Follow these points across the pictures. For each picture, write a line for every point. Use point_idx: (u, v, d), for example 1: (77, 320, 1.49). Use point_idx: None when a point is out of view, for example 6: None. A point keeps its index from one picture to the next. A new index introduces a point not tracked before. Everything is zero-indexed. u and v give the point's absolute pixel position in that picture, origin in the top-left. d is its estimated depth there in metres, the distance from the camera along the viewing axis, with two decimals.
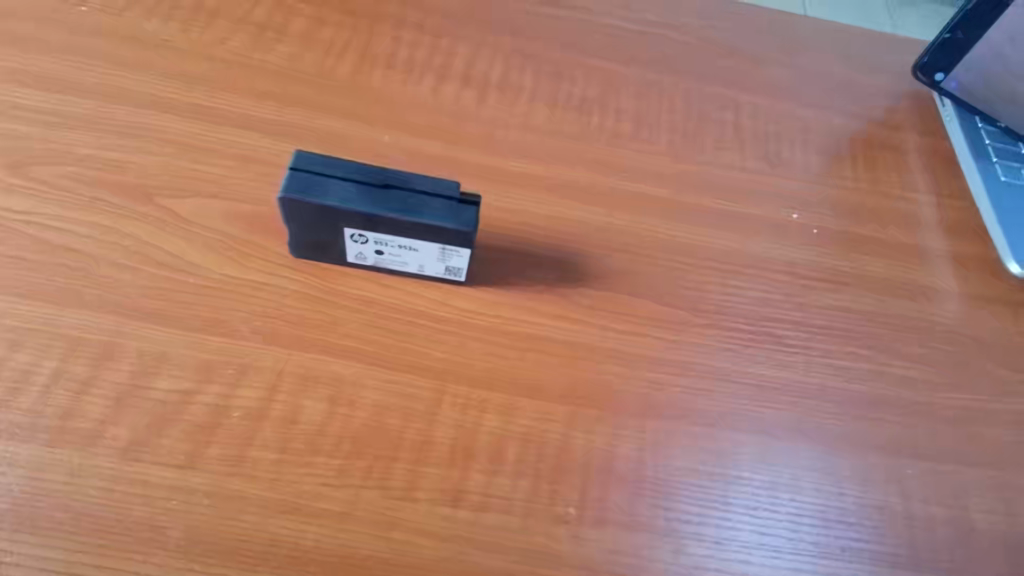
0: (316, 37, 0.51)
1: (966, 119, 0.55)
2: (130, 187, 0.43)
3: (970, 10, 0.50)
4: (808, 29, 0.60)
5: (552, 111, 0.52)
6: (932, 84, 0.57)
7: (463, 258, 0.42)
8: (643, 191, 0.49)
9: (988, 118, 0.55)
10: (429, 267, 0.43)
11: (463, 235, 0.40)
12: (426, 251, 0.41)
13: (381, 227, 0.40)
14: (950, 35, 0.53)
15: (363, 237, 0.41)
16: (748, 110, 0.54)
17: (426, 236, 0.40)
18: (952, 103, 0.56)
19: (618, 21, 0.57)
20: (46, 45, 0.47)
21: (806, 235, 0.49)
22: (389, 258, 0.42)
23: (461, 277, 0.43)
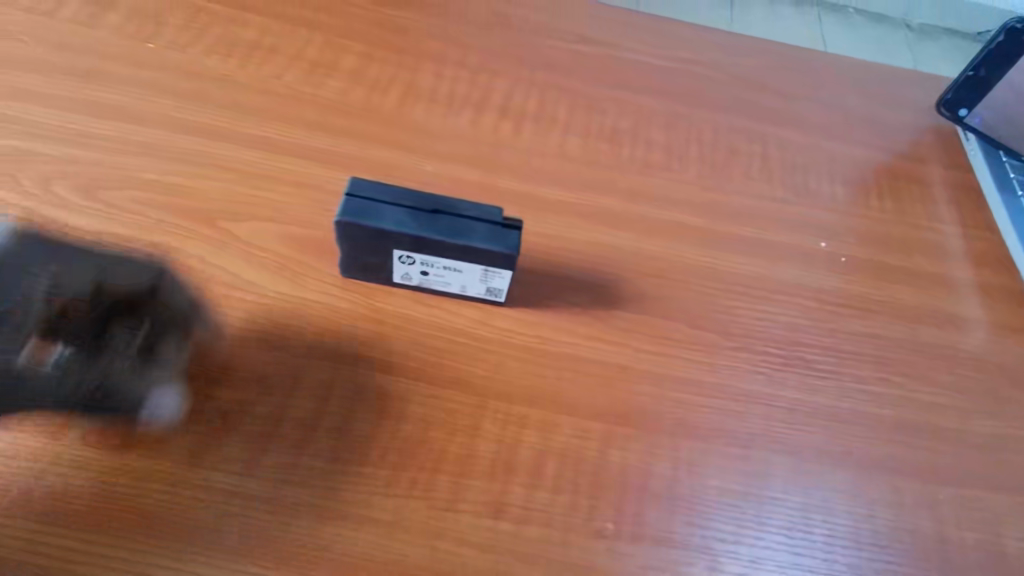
0: (364, 72, 0.54)
1: (989, 153, 0.57)
2: (192, 210, 0.46)
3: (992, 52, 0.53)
4: (833, 66, 0.62)
5: (587, 142, 0.54)
6: (956, 120, 0.59)
7: (505, 279, 0.44)
8: (675, 220, 0.51)
9: (1013, 153, 0.56)
10: (471, 288, 0.45)
11: (506, 258, 0.42)
12: (470, 272, 0.43)
13: (429, 249, 0.42)
14: (973, 73, 0.55)
15: (411, 258, 0.43)
16: (775, 142, 0.56)
17: (470, 257, 0.42)
18: (976, 138, 0.58)
19: (650, 58, 0.60)
20: (117, 79, 0.50)
21: (833, 264, 0.51)
22: (434, 279, 0.44)
23: (501, 297, 0.45)
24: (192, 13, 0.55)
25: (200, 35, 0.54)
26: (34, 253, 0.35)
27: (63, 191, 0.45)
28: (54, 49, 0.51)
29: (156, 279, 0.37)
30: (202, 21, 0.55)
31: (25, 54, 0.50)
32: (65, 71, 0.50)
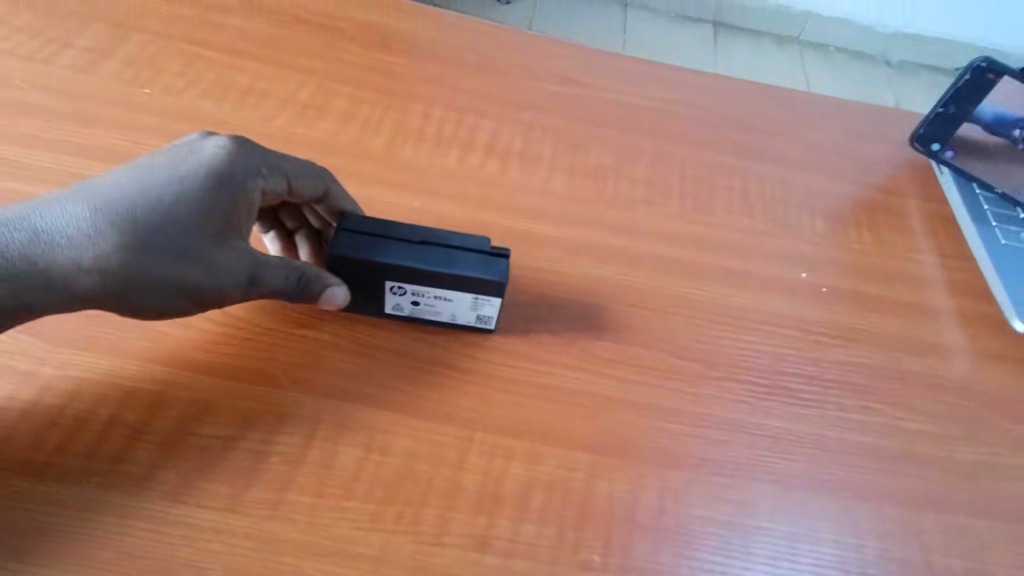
0: (353, 113, 0.56)
1: (964, 184, 0.58)
2: None
3: (958, 90, 0.54)
4: (811, 103, 0.64)
5: (571, 178, 0.55)
6: (929, 154, 0.60)
7: (495, 308, 0.44)
8: (658, 252, 0.52)
9: (985, 186, 0.57)
10: (461, 317, 0.45)
11: (495, 287, 0.43)
12: (460, 302, 0.44)
13: (418, 280, 0.43)
14: (942, 109, 0.56)
15: (402, 289, 0.44)
16: (756, 177, 0.58)
17: (459, 287, 0.43)
18: (950, 170, 0.59)
19: (633, 97, 0.61)
20: (114, 123, 0.51)
21: (815, 294, 0.52)
22: (425, 309, 0.45)
23: (491, 326, 0.46)
24: (187, 59, 0.56)
25: (194, 81, 0.55)
26: (247, 160, 0.43)
27: None
28: (52, 95, 0.52)
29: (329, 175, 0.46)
30: (198, 68, 0.56)
31: (24, 99, 0.51)
32: (61, 116, 0.51)
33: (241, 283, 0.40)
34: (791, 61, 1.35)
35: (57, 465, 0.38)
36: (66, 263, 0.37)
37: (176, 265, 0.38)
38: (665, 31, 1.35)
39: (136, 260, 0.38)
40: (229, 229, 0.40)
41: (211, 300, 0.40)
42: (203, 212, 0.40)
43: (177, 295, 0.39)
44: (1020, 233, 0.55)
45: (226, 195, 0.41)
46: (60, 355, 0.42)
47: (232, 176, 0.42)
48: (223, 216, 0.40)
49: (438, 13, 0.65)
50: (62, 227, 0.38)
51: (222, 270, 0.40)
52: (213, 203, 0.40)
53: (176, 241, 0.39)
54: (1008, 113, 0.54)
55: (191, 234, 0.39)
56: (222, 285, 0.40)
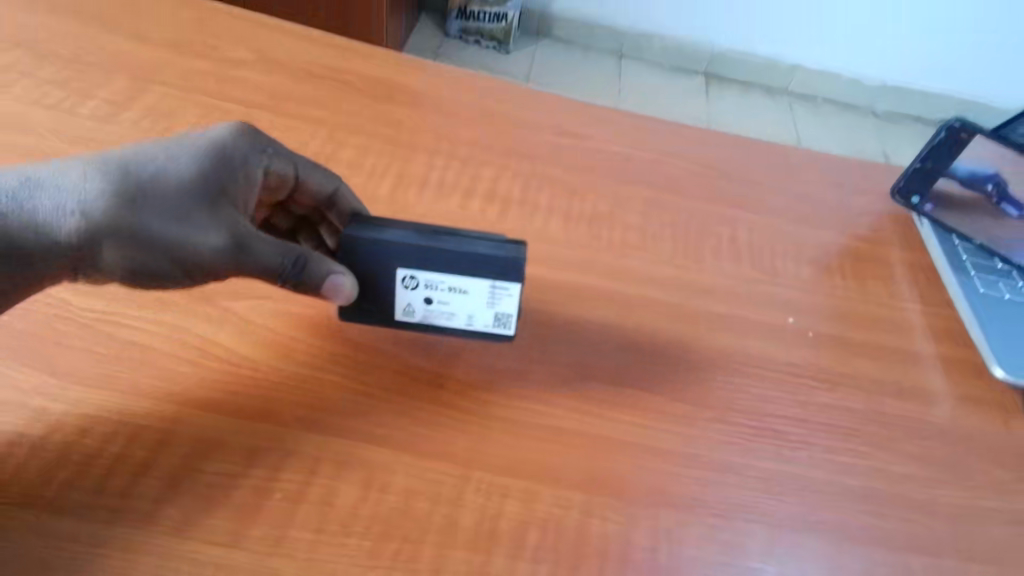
0: (359, 160, 0.58)
1: (943, 235, 0.60)
2: (194, 292, 0.49)
3: (933, 148, 0.58)
4: (798, 157, 0.67)
5: (568, 225, 0.57)
6: (910, 206, 0.63)
7: (511, 299, 0.47)
8: (651, 297, 0.54)
9: (965, 236, 0.60)
10: (479, 318, 0.49)
11: (508, 266, 0.46)
12: (475, 293, 0.47)
13: (431, 265, 0.46)
14: (920, 164, 0.60)
15: (415, 280, 0.47)
16: (746, 225, 0.60)
17: (472, 272, 0.46)
18: (930, 222, 0.61)
19: (628, 148, 0.64)
20: None
21: (802, 339, 0.53)
22: (439, 306, 0.48)
23: (511, 330, 0.49)
24: (200, 108, 0.59)
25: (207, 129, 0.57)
26: (250, 144, 0.46)
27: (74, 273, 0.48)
28: (70, 140, 0.54)
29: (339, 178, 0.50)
30: (211, 117, 0.58)
31: (43, 145, 0.53)
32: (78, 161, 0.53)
33: (227, 252, 0.42)
34: (775, 109, 1.64)
35: (64, 501, 0.39)
36: (55, 209, 0.40)
37: (164, 219, 0.41)
38: (666, 87, 1.63)
39: (124, 211, 0.40)
40: (221, 197, 0.43)
41: (195, 263, 0.42)
42: (198, 177, 0.42)
43: (163, 251, 0.41)
44: (998, 282, 0.57)
45: (223, 168, 0.43)
46: (71, 393, 0.43)
47: (232, 154, 0.45)
48: (218, 182, 0.43)
49: (441, 68, 0.68)
50: (61, 174, 0.40)
51: (209, 232, 0.41)
52: (210, 173, 0.43)
53: (167, 199, 0.41)
54: (981, 170, 0.57)
55: (183, 196, 0.41)
56: (206, 246, 0.41)
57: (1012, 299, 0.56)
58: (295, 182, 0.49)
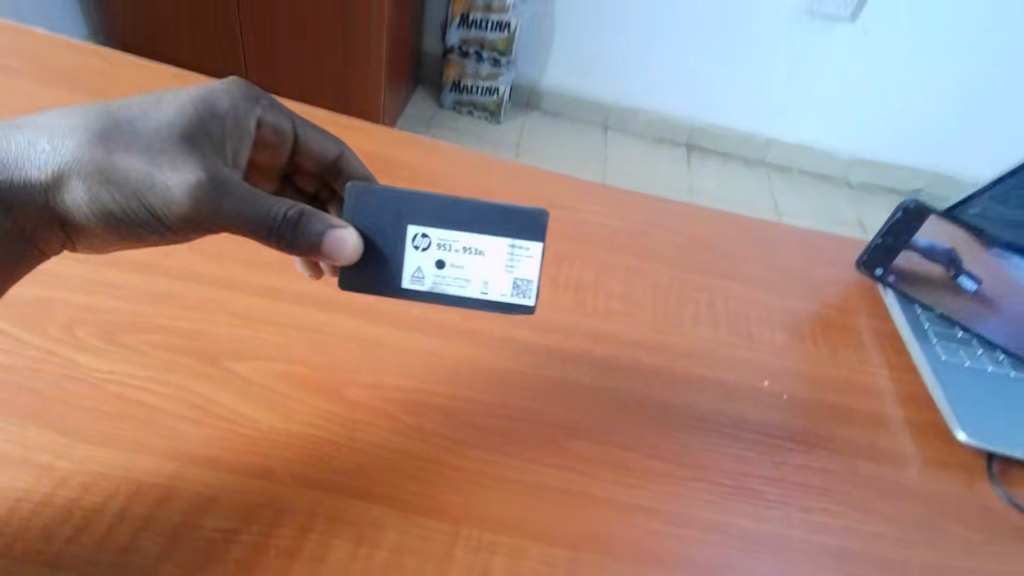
0: None
1: (906, 305, 0.63)
2: (201, 354, 0.51)
3: (896, 224, 0.63)
4: (772, 228, 0.71)
5: (554, 291, 0.60)
6: (873, 278, 0.66)
7: (531, 260, 0.47)
8: (633, 360, 0.57)
9: (926, 306, 0.63)
10: (497, 285, 0.48)
11: (529, 223, 0.46)
12: (493, 254, 0.47)
13: (446, 220, 0.46)
14: (881, 240, 0.64)
15: (428, 239, 0.47)
16: (722, 292, 0.63)
17: (492, 228, 0.47)
18: (895, 292, 0.64)
19: (611, 218, 0.68)
20: None
21: (775, 401, 0.56)
22: (451, 274, 0.48)
23: (531, 302, 0.48)
24: None
25: None
26: (236, 103, 0.52)
27: (85, 334, 0.50)
28: None
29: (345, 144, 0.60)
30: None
31: None
32: None
33: (201, 184, 0.44)
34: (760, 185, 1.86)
35: (66, 557, 0.40)
36: (45, 150, 0.45)
37: (145, 152, 0.45)
38: (649, 157, 1.86)
39: (102, 144, 0.45)
40: (200, 137, 0.47)
41: (160, 200, 0.44)
42: (188, 121, 0.47)
43: (142, 179, 0.44)
44: (958, 348, 0.60)
45: (208, 117, 0.49)
46: (78, 450, 0.45)
47: (217, 106, 0.50)
48: (206, 129, 0.48)
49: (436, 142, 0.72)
50: (56, 118, 0.46)
51: (177, 162, 0.45)
52: (191, 116, 0.48)
53: (151, 135, 0.45)
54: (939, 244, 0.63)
55: (160, 135, 0.46)
56: (178, 178, 0.44)
57: (971, 366, 0.59)
58: (302, 143, 0.59)
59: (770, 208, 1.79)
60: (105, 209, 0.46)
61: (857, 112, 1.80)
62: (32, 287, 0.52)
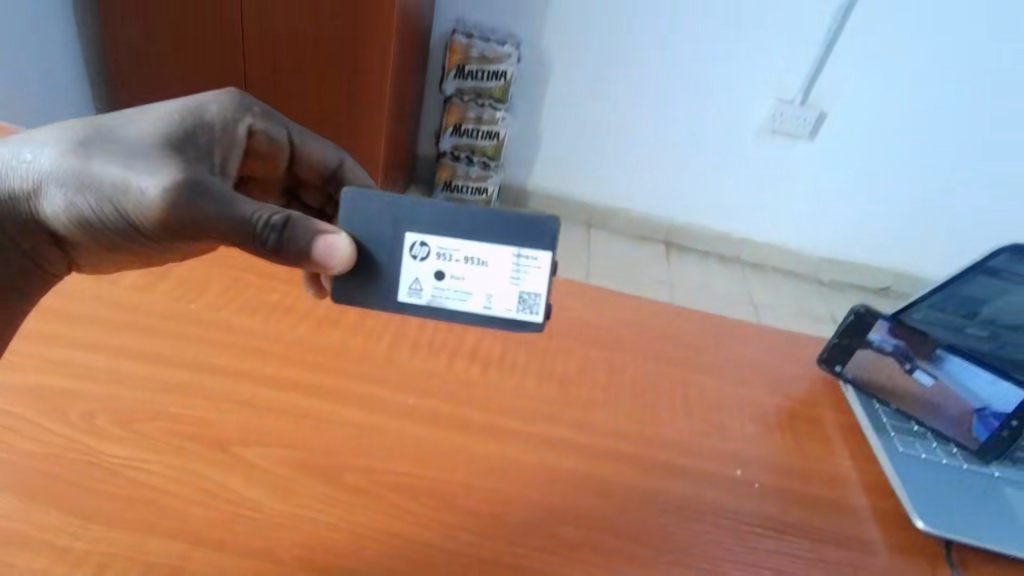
0: (363, 324, 0.65)
1: (865, 401, 0.68)
2: (211, 440, 0.52)
3: (858, 320, 0.68)
4: (745, 329, 0.76)
5: (543, 384, 0.64)
6: (834, 373, 0.71)
7: (539, 270, 0.51)
8: (619, 448, 0.59)
9: (883, 401, 0.68)
10: (503, 299, 0.52)
11: (533, 233, 0.51)
12: (497, 265, 0.51)
13: (446, 229, 0.51)
14: (838, 339, 0.70)
15: (429, 249, 0.51)
16: (698, 388, 0.67)
17: (491, 238, 0.51)
18: (854, 389, 0.69)
19: (596, 318, 0.73)
20: (160, 332, 0.59)
21: (748, 488, 0.59)
22: (452, 284, 0.52)
23: (540, 318, 0.52)
24: (228, 280, 0.65)
25: (232, 297, 0.64)
26: (223, 114, 0.58)
27: (102, 422, 0.51)
28: (111, 308, 0.60)
29: (343, 152, 0.71)
30: (235, 285, 0.65)
31: (86, 312, 0.59)
32: (115, 326, 0.59)
33: (176, 187, 0.48)
34: (735, 286, 2.05)
35: None
36: (32, 160, 0.50)
37: (124, 159, 0.49)
38: (629, 254, 2.07)
39: (87, 154, 0.50)
40: (184, 144, 0.52)
41: (137, 203, 0.48)
42: (172, 129, 0.52)
43: (118, 184, 0.48)
44: (915, 442, 0.64)
45: (193, 127, 0.54)
46: (90, 531, 0.45)
47: (202, 120, 0.56)
48: (190, 138, 0.53)
49: None
50: (46, 132, 0.51)
51: (158, 166, 0.49)
52: (176, 127, 0.53)
53: (132, 143, 0.50)
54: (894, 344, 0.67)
55: (144, 142, 0.50)
56: (153, 181, 0.48)
57: (927, 458, 0.63)
58: (302, 151, 0.69)
59: (749, 304, 1.98)
60: (84, 211, 0.51)
61: (809, 218, 2.09)
62: (50, 376, 0.53)
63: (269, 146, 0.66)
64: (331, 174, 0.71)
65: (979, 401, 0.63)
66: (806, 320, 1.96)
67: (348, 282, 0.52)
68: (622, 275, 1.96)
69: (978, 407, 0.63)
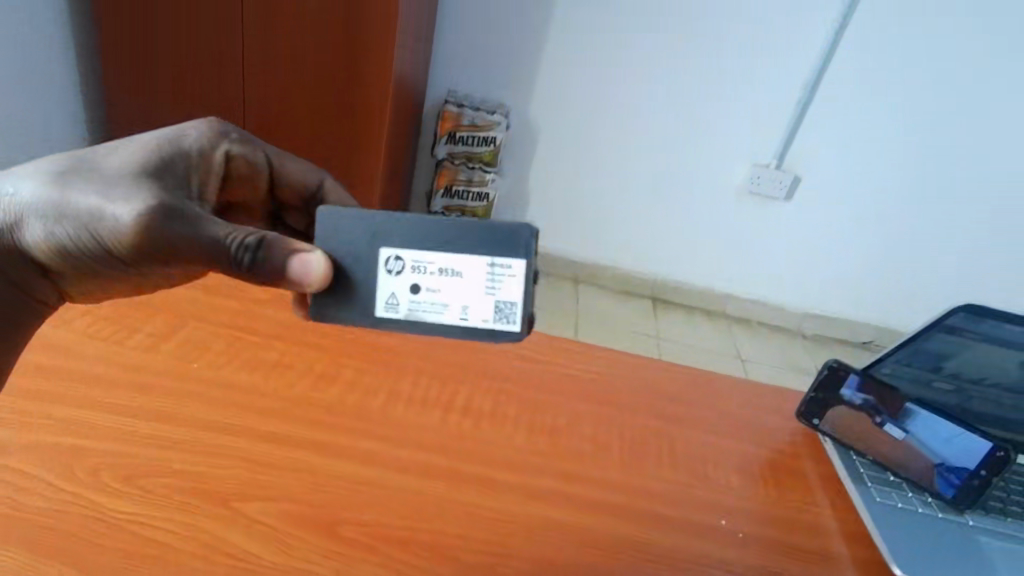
0: (358, 380, 0.67)
1: (843, 453, 0.70)
2: (210, 494, 0.53)
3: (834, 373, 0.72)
4: (726, 383, 0.78)
5: (532, 436, 0.66)
6: (812, 426, 0.73)
7: (514, 279, 0.50)
8: (606, 498, 0.61)
9: (860, 451, 0.70)
10: (480, 311, 0.51)
11: (507, 242, 0.50)
12: (472, 276, 0.50)
13: (418, 243, 0.50)
14: (815, 392, 0.73)
15: (402, 263, 0.50)
16: (682, 439, 0.69)
17: (464, 249, 0.50)
18: (831, 441, 0.71)
19: (583, 371, 0.75)
20: (161, 389, 0.61)
21: (732, 538, 0.60)
22: (427, 298, 0.51)
23: (519, 327, 0.51)
24: (228, 339, 0.68)
25: (232, 356, 0.66)
26: (201, 140, 0.61)
27: (106, 478, 0.53)
28: (115, 366, 0.62)
29: (324, 173, 0.73)
30: (237, 344, 0.67)
31: (92, 371, 0.61)
32: (119, 384, 0.61)
33: (151, 214, 0.50)
34: (723, 341, 2.08)
35: None
36: (13, 194, 0.52)
37: (98, 188, 0.51)
38: (618, 308, 2.11)
39: (65, 185, 0.52)
40: (161, 171, 0.54)
41: (111, 231, 0.51)
42: (151, 156, 0.54)
43: (93, 211, 0.51)
44: (891, 491, 0.66)
45: (171, 154, 0.56)
46: None
47: (180, 146, 0.58)
48: (168, 164, 0.55)
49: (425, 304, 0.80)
50: (29, 166, 0.53)
51: (130, 192, 0.51)
52: (154, 155, 0.55)
53: (110, 171, 0.52)
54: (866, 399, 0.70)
55: (120, 171, 0.52)
56: (128, 208, 0.50)
57: (903, 507, 0.65)
58: (281, 172, 0.71)
59: (736, 358, 2.01)
60: (63, 239, 0.53)
61: (792, 271, 2.14)
62: (57, 435, 0.55)
63: (247, 169, 0.67)
64: (313, 198, 0.73)
65: (935, 456, 0.66)
66: (791, 373, 1.99)
67: (330, 313, 0.52)
68: (610, 329, 1.99)
69: (935, 462, 0.66)
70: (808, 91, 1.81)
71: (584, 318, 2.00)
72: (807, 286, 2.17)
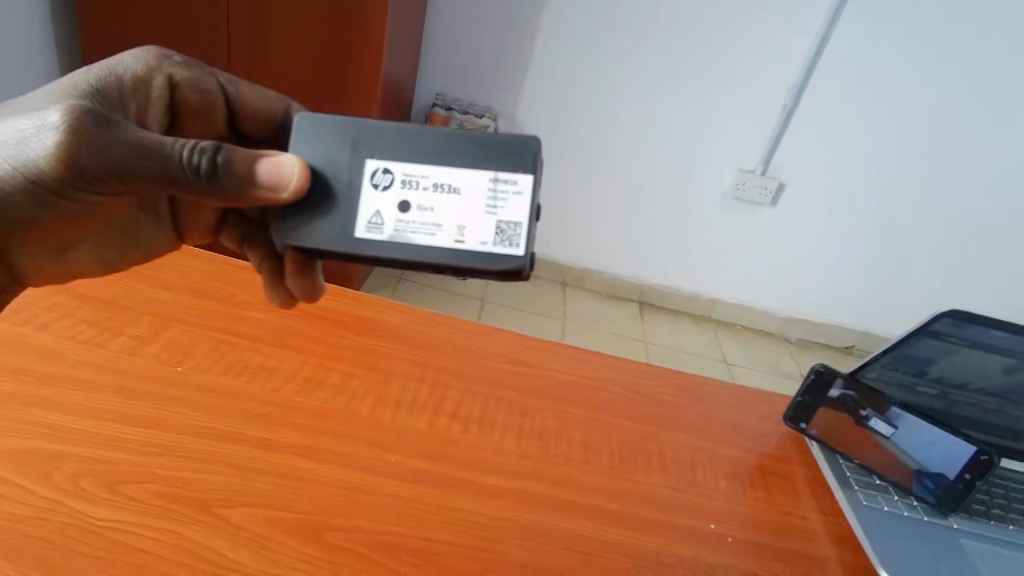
0: (344, 385, 0.66)
1: (831, 459, 0.70)
2: (196, 501, 0.52)
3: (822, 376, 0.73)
4: (711, 389, 0.79)
5: (520, 440, 0.66)
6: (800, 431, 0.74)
7: (519, 197, 0.46)
8: (594, 502, 0.61)
9: (847, 455, 0.71)
10: (478, 231, 0.46)
11: (514, 155, 0.46)
12: (471, 192, 0.46)
13: (413, 156, 0.47)
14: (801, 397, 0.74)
15: (393, 176, 0.47)
16: (670, 443, 0.70)
17: (465, 163, 0.47)
18: (819, 445, 0.72)
19: (569, 376, 0.76)
20: (149, 394, 0.60)
21: (721, 542, 0.60)
22: (419, 218, 0.46)
23: (522, 252, 0.46)
24: (214, 344, 0.67)
25: (218, 361, 0.65)
26: (138, 63, 0.55)
27: (90, 485, 0.52)
28: (99, 370, 0.61)
29: (291, 99, 0.64)
30: (222, 349, 0.67)
31: (75, 374, 0.60)
32: (104, 387, 0.60)
33: (78, 117, 0.45)
34: (710, 345, 2.09)
35: None
36: None
37: (21, 114, 0.47)
38: (603, 312, 2.11)
39: None
40: (92, 95, 0.50)
41: (38, 161, 0.46)
42: (82, 79, 0.50)
43: (17, 140, 0.46)
44: (878, 495, 0.67)
45: (104, 81, 0.52)
46: None
47: (116, 73, 0.54)
48: (102, 90, 0.51)
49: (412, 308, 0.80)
50: None
51: (49, 109, 0.46)
52: (84, 80, 0.50)
53: (36, 94, 0.48)
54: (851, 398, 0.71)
55: (44, 94, 0.48)
56: (55, 113, 0.45)
57: (890, 511, 0.65)
58: (239, 100, 0.63)
59: (721, 362, 2.02)
60: None
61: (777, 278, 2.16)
62: (39, 441, 0.54)
63: (198, 98, 0.61)
64: (281, 126, 0.65)
65: (914, 462, 0.68)
66: (776, 377, 2.00)
67: (301, 231, 0.48)
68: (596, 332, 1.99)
69: (915, 468, 0.67)
70: (795, 97, 1.82)
71: (572, 321, 2.01)
72: (790, 291, 2.19)
